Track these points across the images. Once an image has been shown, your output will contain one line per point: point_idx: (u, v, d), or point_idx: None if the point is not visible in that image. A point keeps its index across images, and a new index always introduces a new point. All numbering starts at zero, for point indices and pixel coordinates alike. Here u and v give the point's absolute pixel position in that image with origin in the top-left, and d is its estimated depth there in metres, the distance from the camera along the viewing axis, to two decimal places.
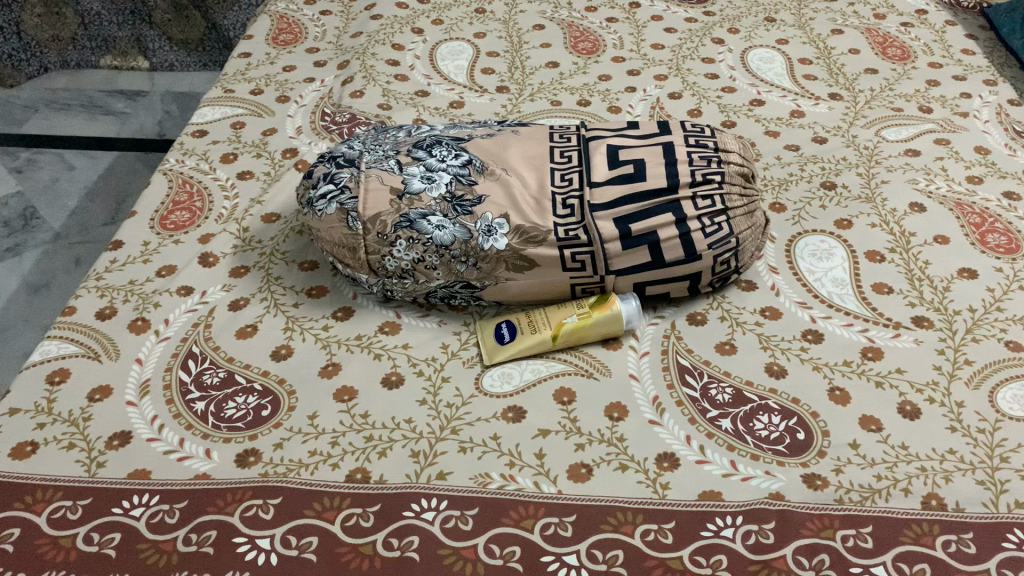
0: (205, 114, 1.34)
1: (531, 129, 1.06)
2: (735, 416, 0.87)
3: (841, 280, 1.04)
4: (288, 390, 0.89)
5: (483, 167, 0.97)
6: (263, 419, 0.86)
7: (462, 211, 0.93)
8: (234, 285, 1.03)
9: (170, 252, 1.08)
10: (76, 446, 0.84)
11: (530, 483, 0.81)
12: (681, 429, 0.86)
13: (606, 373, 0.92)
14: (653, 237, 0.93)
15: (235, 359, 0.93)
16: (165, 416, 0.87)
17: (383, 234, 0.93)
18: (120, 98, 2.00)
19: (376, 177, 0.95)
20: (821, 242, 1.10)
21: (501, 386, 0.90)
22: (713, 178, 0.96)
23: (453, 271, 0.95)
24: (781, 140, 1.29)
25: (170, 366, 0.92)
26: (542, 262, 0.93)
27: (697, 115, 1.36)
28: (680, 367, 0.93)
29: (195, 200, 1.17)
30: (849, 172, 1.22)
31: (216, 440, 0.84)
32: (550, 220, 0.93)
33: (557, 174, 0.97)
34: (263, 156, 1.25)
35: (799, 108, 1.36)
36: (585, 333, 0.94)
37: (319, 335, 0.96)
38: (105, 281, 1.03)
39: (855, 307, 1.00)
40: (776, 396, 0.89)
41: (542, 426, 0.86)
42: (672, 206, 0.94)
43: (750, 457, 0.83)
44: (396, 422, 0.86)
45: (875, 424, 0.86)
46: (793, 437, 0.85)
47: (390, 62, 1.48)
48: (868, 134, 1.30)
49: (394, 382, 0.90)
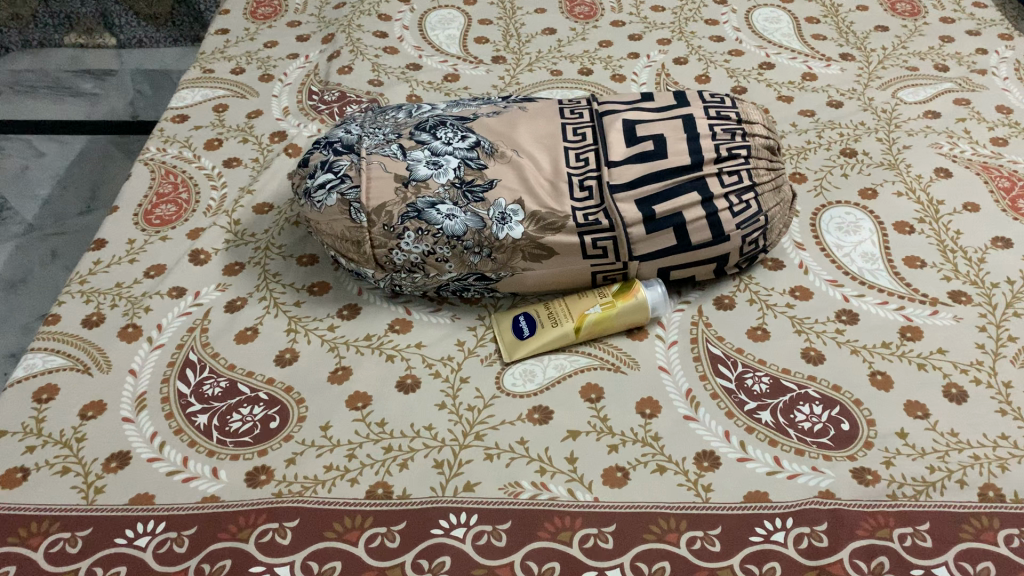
0: (184, 98, 1.26)
1: (539, 105, 1.00)
2: (775, 407, 0.82)
3: (871, 254, 0.99)
4: (296, 398, 0.83)
5: (492, 148, 0.91)
6: (271, 432, 0.80)
7: (473, 198, 0.87)
8: (229, 284, 0.96)
9: (157, 250, 1.01)
10: (72, 470, 0.77)
11: (563, 491, 0.75)
12: (718, 424, 0.81)
13: (634, 366, 0.86)
14: (679, 219, 0.87)
15: (236, 367, 0.86)
16: (166, 432, 0.80)
17: (389, 226, 0.87)
18: (89, 78, 1.93)
19: (379, 164, 0.89)
20: (847, 214, 1.05)
21: (524, 385, 0.85)
22: (738, 153, 0.91)
23: (466, 263, 0.89)
24: (795, 106, 1.23)
25: (167, 376, 0.86)
26: (561, 249, 0.88)
27: (705, 82, 1.29)
28: (712, 357, 0.87)
29: (181, 191, 1.09)
30: (869, 137, 1.16)
31: (223, 457, 0.78)
32: (567, 204, 0.87)
33: (571, 154, 0.92)
34: (249, 141, 1.18)
35: (811, 70, 1.30)
36: (608, 324, 0.88)
37: (324, 336, 0.89)
38: (89, 285, 0.96)
39: (889, 284, 0.95)
40: (815, 384, 0.84)
41: (571, 428, 0.80)
42: (697, 184, 0.89)
43: (794, 452, 0.78)
44: (415, 430, 0.80)
45: (922, 410, 0.82)
46: (837, 428, 0.80)
47: (378, 33, 1.40)
48: (885, 96, 1.24)
49: (410, 385, 0.84)
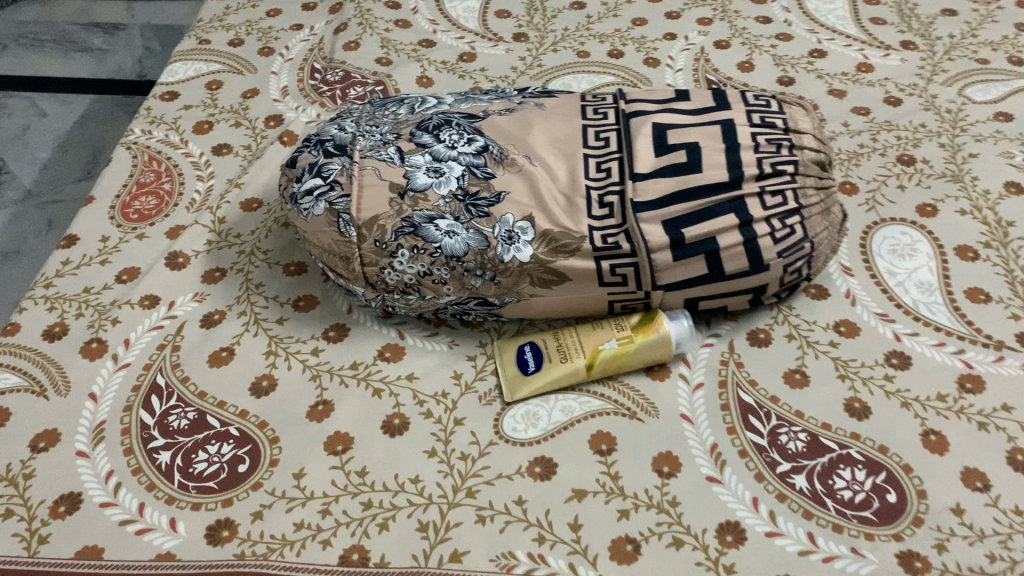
0: (175, 72, 1.16)
1: (558, 101, 0.88)
2: (812, 471, 0.72)
3: (928, 284, 0.87)
4: (270, 437, 0.74)
5: (501, 154, 0.80)
6: (239, 478, 0.71)
7: (477, 213, 0.77)
8: (207, 294, 0.87)
9: (132, 250, 0.91)
10: (15, 514, 0.69)
11: (563, 566, 0.66)
12: (745, 489, 0.71)
13: (652, 413, 0.76)
14: (711, 245, 0.76)
15: (207, 395, 0.77)
16: (123, 472, 0.72)
17: (381, 242, 0.77)
18: (97, 33, 1.83)
19: (372, 170, 0.78)
20: (902, 234, 0.93)
21: (526, 431, 0.75)
22: (783, 170, 0.79)
23: (467, 286, 0.79)
24: (848, 102, 1.10)
25: (130, 404, 0.77)
26: (575, 276, 0.77)
27: (747, 70, 1.17)
28: (742, 406, 0.77)
29: (163, 181, 1.00)
30: (931, 142, 1.03)
31: (183, 506, 0.69)
32: (583, 224, 0.77)
33: (592, 163, 0.81)
34: (242, 125, 1.07)
35: (867, 60, 1.16)
36: (625, 362, 0.78)
37: (306, 362, 0.80)
38: (55, 289, 0.87)
39: (947, 322, 0.84)
40: (859, 443, 0.74)
41: (576, 486, 0.71)
42: (734, 205, 0.77)
43: (831, 528, 0.68)
44: (399, 483, 0.71)
45: (981, 481, 0.71)
46: (882, 500, 0.70)
47: (391, 4, 1.28)
48: (951, 93, 1.10)
49: (397, 427, 0.74)
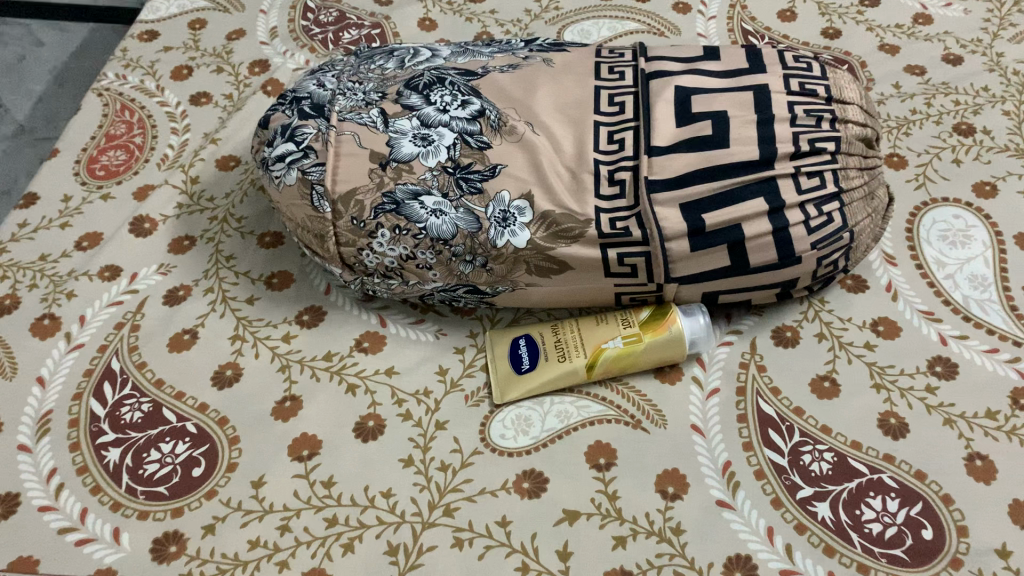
0: (157, 8, 1.06)
1: (568, 57, 0.78)
2: (836, 498, 0.63)
3: (982, 278, 0.77)
4: (230, 437, 0.67)
5: (499, 120, 0.70)
6: (192, 484, 0.64)
7: (469, 189, 0.67)
8: (172, 266, 0.78)
9: (95, 213, 0.83)
10: None
11: None
12: (759, 517, 0.62)
13: (658, 423, 0.68)
14: (736, 235, 0.66)
15: (165, 385, 0.70)
16: (67, 470, 0.65)
17: (359, 219, 0.68)
18: None
19: (352, 136, 0.69)
20: (955, 218, 0.82)
21: (515, 438, 0.67)
22: (824, 148, 0.68)
23: (455, 272, 0.70)
24: (901, 59, 0.98)
25: (80, 392, 0.70)
26: (577, 264, 0.68)
27: (789, 20, 1.04)
28: (761, 418, 0.68)
29: (135, 134, 0.91)
30: (993, 109, 0.91)
31: (129, 514, 0.62)
32: (590, 205, 0.67)
33: (603, 131, 0.70)
34: (224, 71, 0.97)
35: (926, 11, 1.03)
36: (630, 363, 0.69)
37: (276, 350, 0.72)
38: (9, 256, 0.80)
39: (1002, 324, 0.73)
40: (893, 467, 0.65)
41: (568, 507, 0.63)
42: (766, 187, 0.66)
43: (854, 568, 0.60)
44: (369, 497, 0.63)
45: None
46: (915, 537, 0.61)
47: None
48: (1020, 50, 0.97)
49: (371, 431, 0.67)
